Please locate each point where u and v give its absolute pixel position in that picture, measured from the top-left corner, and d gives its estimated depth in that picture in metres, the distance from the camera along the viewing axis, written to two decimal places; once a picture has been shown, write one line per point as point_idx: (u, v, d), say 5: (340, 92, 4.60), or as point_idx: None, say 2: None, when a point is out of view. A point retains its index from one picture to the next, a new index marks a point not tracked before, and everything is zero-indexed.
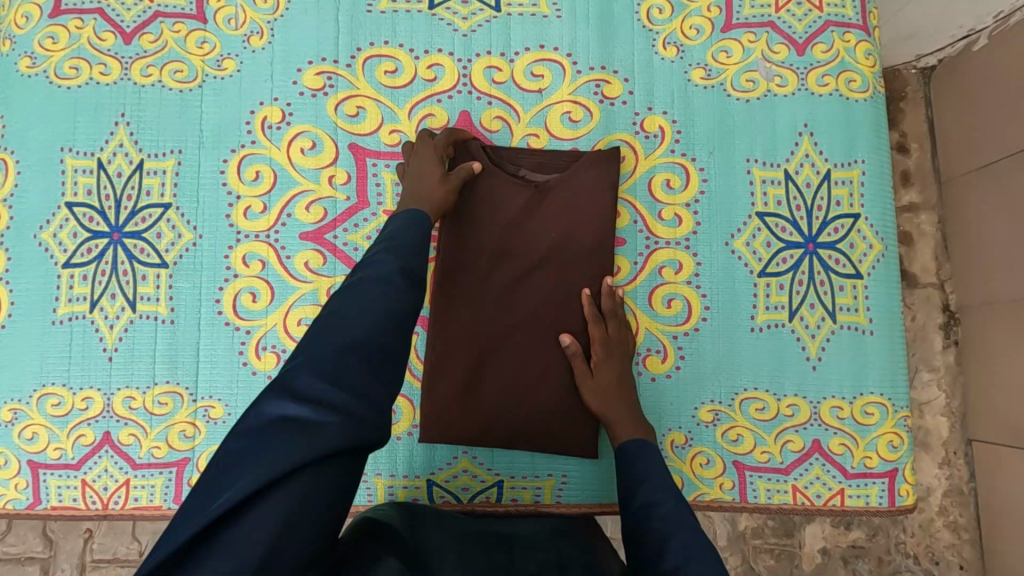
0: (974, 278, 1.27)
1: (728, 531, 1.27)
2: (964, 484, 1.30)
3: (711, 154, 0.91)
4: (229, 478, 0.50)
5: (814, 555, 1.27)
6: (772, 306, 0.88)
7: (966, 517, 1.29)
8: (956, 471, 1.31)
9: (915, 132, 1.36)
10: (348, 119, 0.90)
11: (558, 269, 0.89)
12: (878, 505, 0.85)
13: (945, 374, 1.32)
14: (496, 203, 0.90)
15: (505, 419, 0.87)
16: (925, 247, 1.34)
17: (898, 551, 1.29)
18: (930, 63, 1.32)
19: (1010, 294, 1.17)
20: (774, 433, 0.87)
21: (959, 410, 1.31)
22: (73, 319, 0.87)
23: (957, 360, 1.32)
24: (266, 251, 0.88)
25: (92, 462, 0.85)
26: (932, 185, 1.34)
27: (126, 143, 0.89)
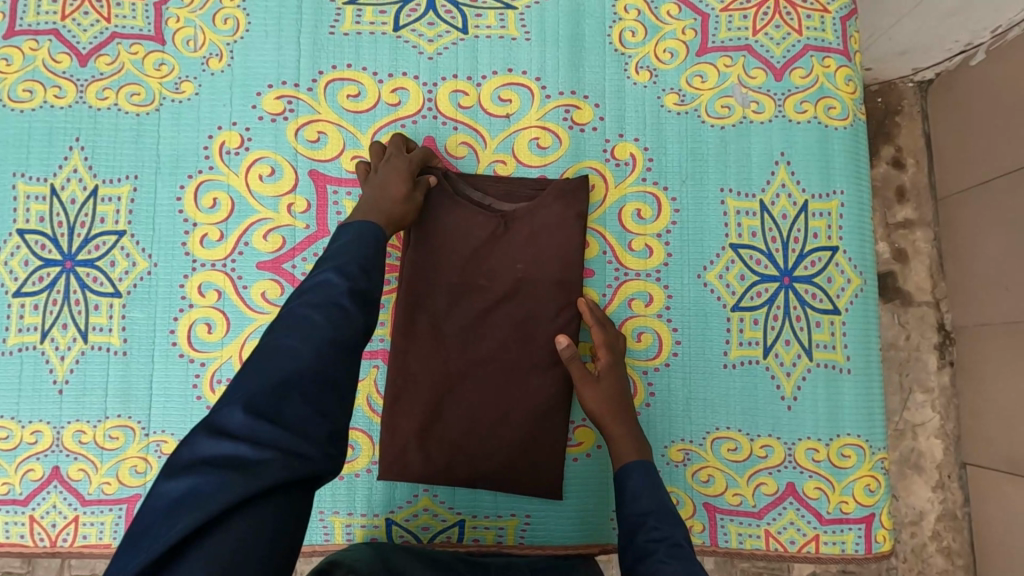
0: (972, 298, 1.22)
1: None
2: (958, 508, 1.25)
3: (683, 183, 0.87)
4: (146, 525, 0.46)
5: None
6: (746, 341, 0.85)
7: (960, 542, 1.25)
8: (950, 495, 1.26)
9: (911, 146, 1.31)
10: (309, 145, 0.87)
11: (524, 300, 0.86)
12: (854, 551, 0.82)
13: (940, 396, 1.27)
14: (460, 233, 0.87)
15: (466, 458, 0.84)
16: (919, 265, 1.29)
17: None
18: (926, 77, 1.28)
19: (1007, 316, 1.12)
20: (746, 475, 0.83)
21: (954, 432, 1.27)
22: (23, 349, 0.84)
23: (952, 381, 1.27)
24: (222, 281, 0.86)
25: (41, 497, 0.83)
26: (928, 203, 1.29)
27: (80, 168, 0.87)
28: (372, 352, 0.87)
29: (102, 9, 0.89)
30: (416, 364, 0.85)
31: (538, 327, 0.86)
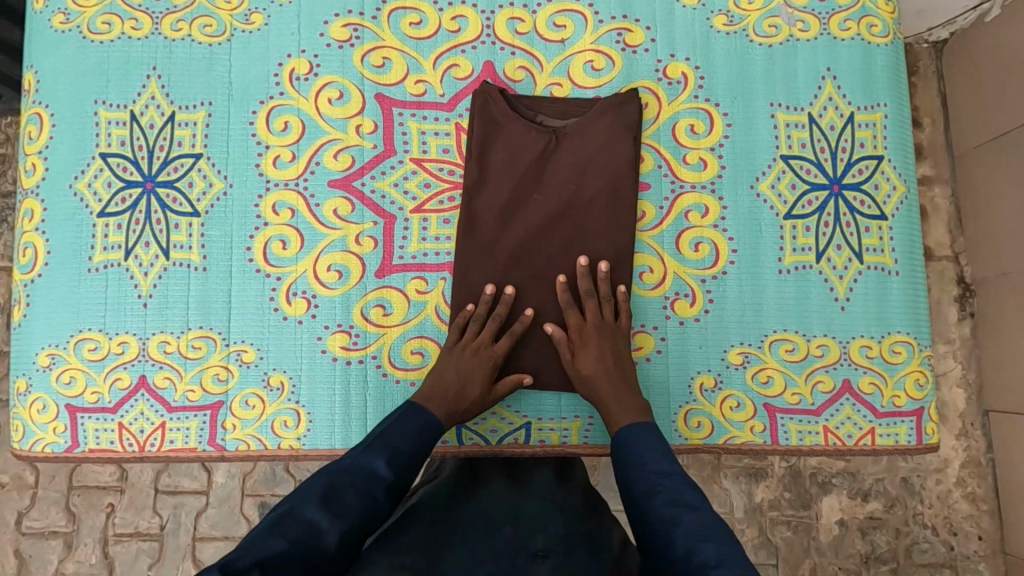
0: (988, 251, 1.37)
1: (744, 504, 1.38)
2: (981, 455, 1.40)
3: (733, 100, 0.91)
4: None
5: (831, 527, 1.37)
6: (799, 247, 0.89)
7: (984, 487, 1.39)
8: (974, 442, 1.40)
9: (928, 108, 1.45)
10: (374, 70, 0.92)
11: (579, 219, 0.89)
12: (906, 443, 0.86)
13: (961, 347, 1.42)
14: (516, 155, 0.89)
15: (523, 364, 0.88)
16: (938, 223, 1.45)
17: (916, 522, 1.39)
18: (940, 36, 1.41)
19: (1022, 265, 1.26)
20: (804, 375, 0.87)
21: (976, 382, 1.41)
22: (108, 267, 0.89)
23: (972, 333, 1.42)
24: (295, 199, 0.90)
25: (129, 405, 0.87)
26: (945, 161, 1.45)
27: (157, 95, 0.91)
28: (438, 266, 0.90)
29: None
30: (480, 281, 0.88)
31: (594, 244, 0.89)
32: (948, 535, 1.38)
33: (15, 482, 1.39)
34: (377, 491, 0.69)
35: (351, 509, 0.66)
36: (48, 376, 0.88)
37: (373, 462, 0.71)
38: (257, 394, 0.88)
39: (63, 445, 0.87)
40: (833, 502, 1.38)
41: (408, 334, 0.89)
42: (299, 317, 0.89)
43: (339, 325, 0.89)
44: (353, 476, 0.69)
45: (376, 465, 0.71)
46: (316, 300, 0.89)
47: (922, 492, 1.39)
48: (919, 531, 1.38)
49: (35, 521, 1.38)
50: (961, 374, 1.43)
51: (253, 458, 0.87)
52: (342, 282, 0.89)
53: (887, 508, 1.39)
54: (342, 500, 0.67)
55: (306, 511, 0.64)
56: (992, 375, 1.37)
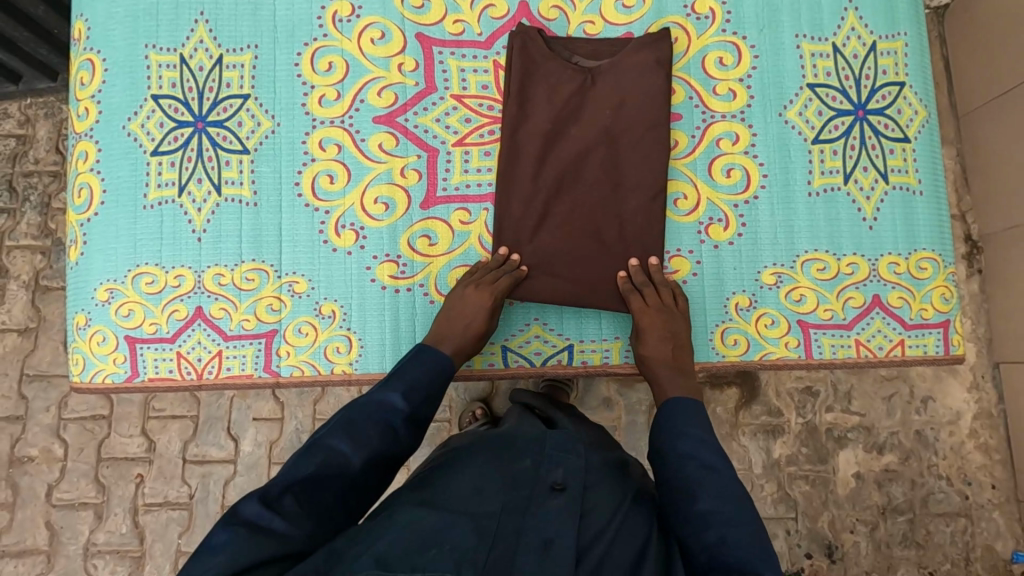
0: (993, 207, 1.41)
1: (763, 460, 1.40)
2: (993, 407, 1.43)
3: (760, 32, 0.95)
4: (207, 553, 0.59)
5: (848, 479, 1.40)
6: (827, 171, 0.92)
7: (996, 438, 1.42)
8: (985, 395, 1.44)
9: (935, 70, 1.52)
10: (414, 10, 0.95)
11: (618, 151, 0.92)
12: (934, 353, 0.90)
13: (971, 303, 1.47)
14: (556, 91, 0.92)
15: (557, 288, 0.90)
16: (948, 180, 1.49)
17: (931, 474, 1.41)
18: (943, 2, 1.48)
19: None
20: (835, 291, 0.91)
21: (986, 335, 1.45)
22: (162, 203, 0.92)
23: (981, 288, 1.46)
24: (341, 136, 0.93)
25: (186, 335, 0.90)
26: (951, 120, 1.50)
27: (206, 39, 0.94)
28: (480, 197, 0.93)
29: None
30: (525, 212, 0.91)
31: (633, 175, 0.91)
32: (962, 485, 1.41)
33: (44, 455, 1.38)
34: (395, 421, 0.74)
35: (372, 439, 0.71)
36: (107, 310, 0.91)
37: (389, 397, 0.75)
38: (310, 321, 0.91)
39: (123, 375, 0.90)
40: (849, 456, 1.41)
41: (453, 263, 0.93)
42: (347, 249, 0.92)
43: (387, 255, 0.92)
44: (372, 411, 0.73)
45: (394, 401, 0.75)
46: (364, 232, 0.92)
47: (937, 444, 1.42)
48: (934, 482, 1.41)
49: (65, 494, 1.37)
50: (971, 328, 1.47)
51: (307, 384, 0.90)
52: (389, 214, 0.92)
53: (903, 460, 1.41)
54: (365, 432, 0.71)
55: (331, 441, 0.69)
56: (1002, 325, 1.40)
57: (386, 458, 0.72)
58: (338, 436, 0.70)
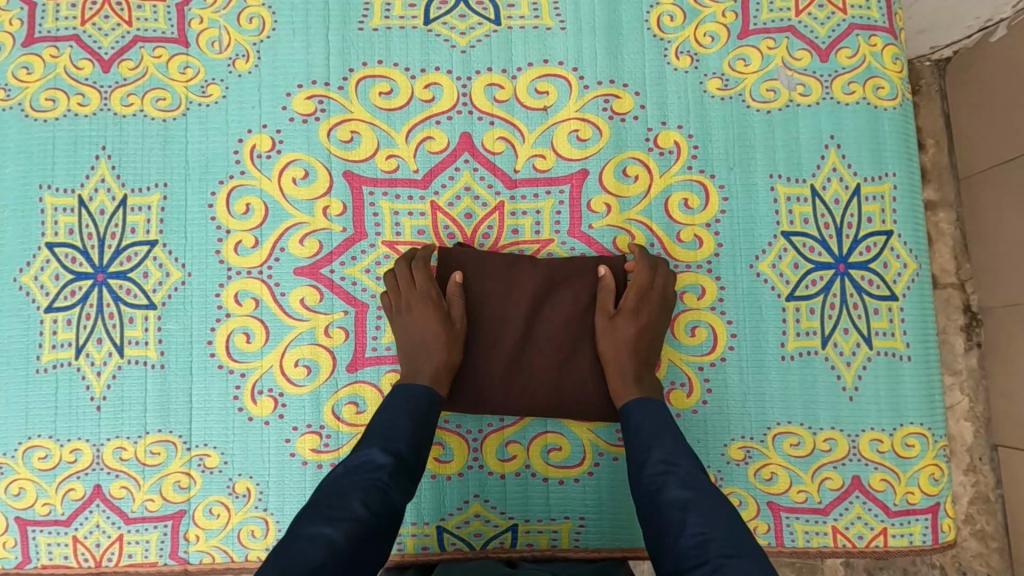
0: (995, 280, 1.17)
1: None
2: (990, 491, 1.20)
3: (731, 170, 0.85)
4: None
5: (837, 568, 1.18)
6: (803, 332, 0.83)
7: (993, 525, 1.19)
8: (982, 478, 1.21)
9: (931, 127, 1.26)
10: (342, 145, 0.85)
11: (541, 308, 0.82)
12: (922, 543, 0.80)
13: (968, 378, 1.22)
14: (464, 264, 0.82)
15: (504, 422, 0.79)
16: (943, 248, 1.24)
17: (925, 563, 1.19)
18: (945, 55, 1.23)
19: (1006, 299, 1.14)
20: (810, 471, 0.81)
21: (983, 414, 1.21)
22: (57, 366, 0.82)
23: (980, 363, 1.21)
24: (259, 289, 0.83)
25: (83, 517, 0.81)
26: (950, 183, 1.24)
27: (108, 178, 0.84)
28: None
29: (123, 12, 0.86)
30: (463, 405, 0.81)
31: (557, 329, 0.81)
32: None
33: None
34: (383, 480, 0.64)
35: (359, 510, 0.60)
36: None
37: (369, 453, 0.66)
38: (222, 501, 0.81)
39: (13, 561, 0.81)
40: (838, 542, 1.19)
41: None
42: (265, 418, 0.82)
43: (309, 425, 0.82)
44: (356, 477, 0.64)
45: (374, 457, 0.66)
46: (284, 398, 0.82)
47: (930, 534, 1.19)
48: (927, 571, 1.18)
49: None
50: (968, 407, 1.22)
51: (218, 571, 0.81)
52: (311, 378, 0.82)
53: None
54: (348, 505, 0.61)
55: (316, 530, 0.58)
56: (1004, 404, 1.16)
57: (385, 527, 0.62)
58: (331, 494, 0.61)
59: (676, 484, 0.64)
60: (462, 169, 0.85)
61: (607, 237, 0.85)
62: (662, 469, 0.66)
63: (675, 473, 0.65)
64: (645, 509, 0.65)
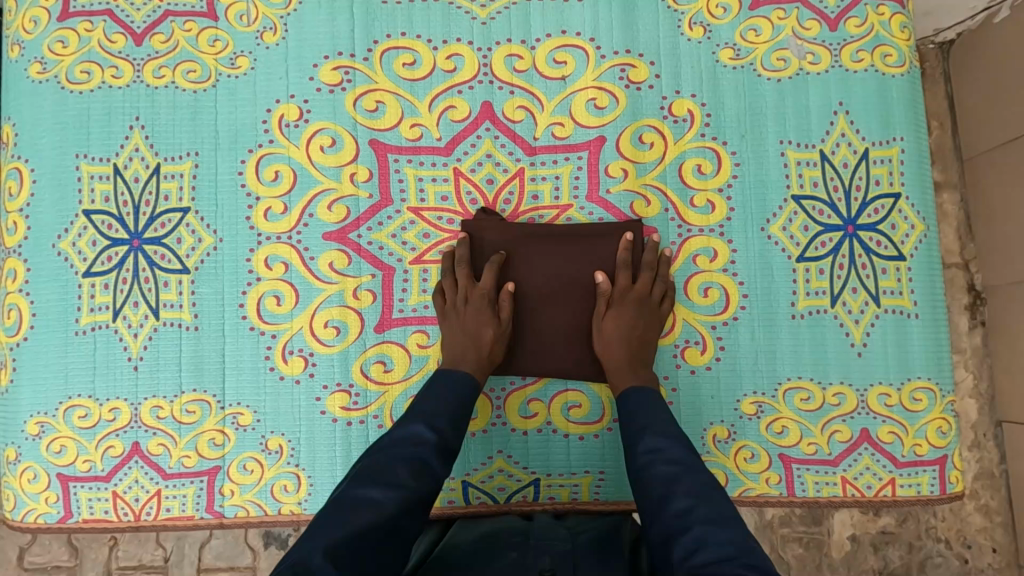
0: (998, 259, 1.19)
1: (754, 520, 1.23)
2: (994, 467, 1.23)
3: (743, 137, 0.88)
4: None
5: (844, 543, 1.22)
6: (813, 291, 0.86)
7: (997, 500, 1.22)
8: (986, 454, 1.23)
9: (935, 109, 1.29)
10: (367, 114, 0.88)
11: (561, 273, 0.85)
12: (929, 493, 0.83)
13: (972, 356, 1.25)
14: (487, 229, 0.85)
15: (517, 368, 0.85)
16: (947, 228, 1.27)
17: (929, 536, 1.23)
18: (948, 37, 1.25)
19: (1010, 277, 1.16)
20: (820, 424, 0.84)
21: (987, 392, 1.24)
22: (95, 329, 0.85)
23: (983, 341, 1.24)
24: (288, 253, 0.86)
25: (122, 473, 0.84)
26: (954, 163, 1.27)
27: (142, 147, 0.87)
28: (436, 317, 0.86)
29: None
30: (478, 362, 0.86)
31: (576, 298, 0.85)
32: (961, 548, 1.22)
33: None
34: (428, 455, 0.64)
35: (407, 479, 0.61)
36: (38, 445, 0.84)
37: (415, 428, 0.67)
38: (255, 457, 0.84)
39: (56, 515, 0.84)
40: (844, 517, 1.22)
41: (410, 390, 0.85)
42: (295, 377, 0.85)
43: (339, 384, 0.85)
44: (401, 445, 0.65)
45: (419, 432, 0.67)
46: (313, 358, 0.85)
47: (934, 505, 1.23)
48: (932, 545, 1.22)
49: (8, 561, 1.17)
50: (972, 384, 1.25)
51: (252, 524, 0.84)
52: (340, 338, 0.85)
53: (899, 522, 1.23)
54: (395, 471, 0.62)
55: (362, 492, 0.59)
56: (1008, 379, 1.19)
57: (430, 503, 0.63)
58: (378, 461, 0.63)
59: (661, 462, 0.66)
60: (483, 137, 0.88)
61: (623, 202, 0.88)
62: (653, 450, 0.67)
63: (662, 455, 0.67)
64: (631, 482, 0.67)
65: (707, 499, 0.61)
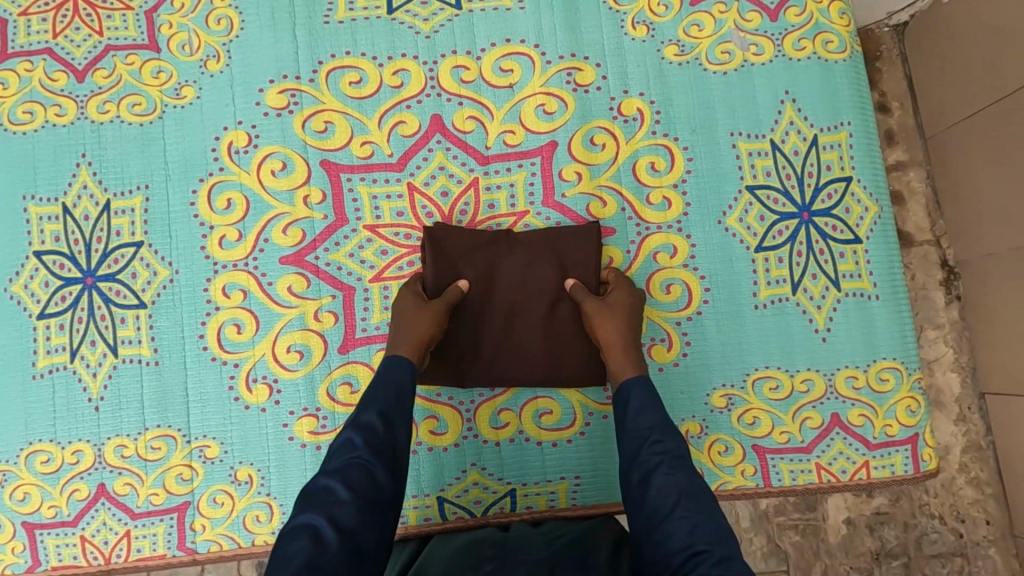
0: (969, 232, 1.20)
1: (749, 512, 1.23)
2: (982, 439, 1.23)
3: (693, 133, 0.88)
4: None
5: (839, 527, 1.22)
6: (774, 280, 0.86)
7: (987, 472, 1.23)
8: (972, 427, 1.24)
9: (895, 90, 1.30)
10: (316, 135, 0.87)
11: (528, 279, 0.85)
12: (903, 473, 0.83)
13: (951, 331, 1.25)
14: (452, 240, 0.85)
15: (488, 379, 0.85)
16: (917, 206, 1.27)
17: (923, 514, 1.23)
18: (901, 19, 1.27)
19: (983, 249, 1.17)
20: (791, 412, 0.84)
21: (969, 365, 1.25)
22: (53, 371, 0.84)
23: (961, 315, 1.25)
24: (246, 280, 0.85)
25: (89, 516, 0.82)
26: (918, 142, 1.28)
27: (90, 184, 0.86)
28: None
29: (92, 22, 0.88)
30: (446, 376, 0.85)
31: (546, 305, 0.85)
32: (955, 524, 1.22)
33: None
34: (365, 457, 0.64)
35: (343, 492, 0.61)
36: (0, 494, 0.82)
37: (348, 434, 0.66)
38: (225, 489, 0.83)
39: (23, 565, 0.82)
40: (838, 501, 1.22)
41: None
42: (261, 405, 0.84)
43: (305, 409, 0.84)
44: (335, 459, 0.65)
45: (353, 438, 0.66)
46: (278, 384, 0.84)
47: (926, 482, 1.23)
48: (926, 522, 1.22)
49: None
50: (953, 358, 1.26)
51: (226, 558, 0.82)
52: (303, 362, 0.84)
53: (893, 501, 1.23)
54: (334, 489, 0.61)
55: (298, 519, 0.59)
56: (989, 350, 1.19)
57: (379, 503, 0.62)
58: (314, 482, 0.63)
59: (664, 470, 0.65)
60: (435, 150, 0.88)
61: (580, 205, 0.88)
62: (660, 454, 0.67)
63: (669, 459, 0.66)
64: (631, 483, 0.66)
65: (709, 515, 0.60)
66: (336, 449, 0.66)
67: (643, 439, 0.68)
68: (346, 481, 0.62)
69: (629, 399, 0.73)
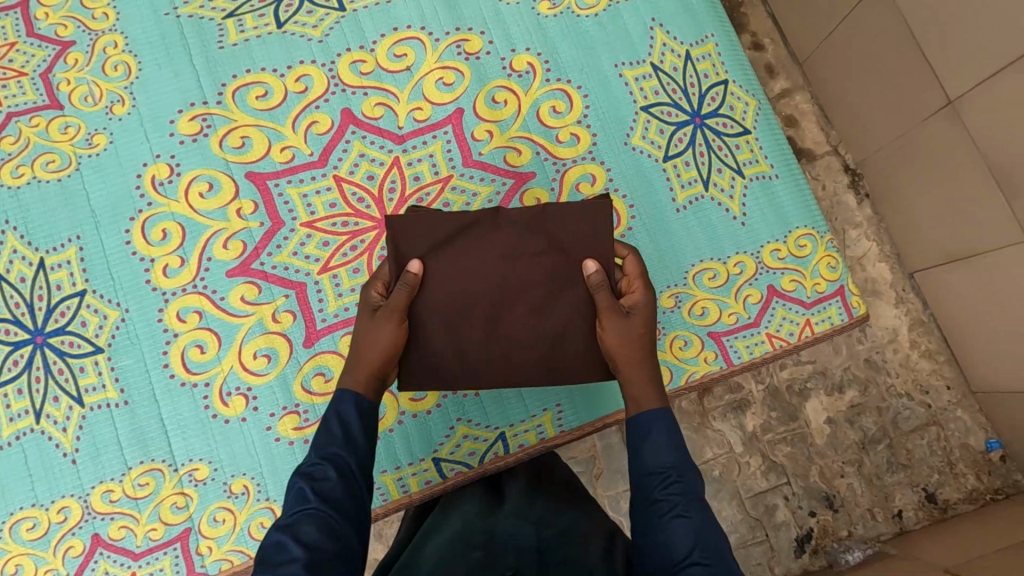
0: (859, 134, 1.35)
1: (741, 437, 1.29)
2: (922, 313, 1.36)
3: (583, 73, 0.97)
4: None
5: (823, 427, 1.30)
6: (686, 183, 0.94)
7: (935, 342, 1.35)
8: (911, 305, 1.36)
9: (764, 29, 1.46)
10: (236, 151, 0.91)
11: (513, 266, 0.79)
12: (841, 322, 0.92)
13: (869, 226, 1.39)
14: (427, 225, 0.78)
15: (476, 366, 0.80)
16: (809, 123, 1.42)
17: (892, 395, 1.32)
18: None
19: (874, 144, 1.31)
20: (733, 293, 0.92)
21: (892, 252, 1.38)
22: (21, 437, 0.83)
23: (873, 210, 1.39)
24: (198, 300, 0.87)
25: (89, 570, 0.81)
26: (795, 68, 1.43)
27: (20, 246, 0.87)
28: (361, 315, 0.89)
29: None
30: (433, 364, 0.80)
31: (537, 288, 0.80)
32: (921, 396, 1.33)
33: None
34: (318, 506, 0.63)
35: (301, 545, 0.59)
36: None
37: (297, 487, 0.65)
38: (224, 506, 0.83)
39: None
40: (815, 403, 1.30)
41: None
42: (240, 415, 0.85)
43: (285, 408, 0.86)
44: (289, 515, 0.63)
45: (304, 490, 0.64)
46: (253, 392, 0.86)
47: (887, 365, 1.33)
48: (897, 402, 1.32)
49: None
50: (878, 250, 1.39)
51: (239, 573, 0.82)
52: (273, 364, 0.87)
53: (863, 391, 1.32)
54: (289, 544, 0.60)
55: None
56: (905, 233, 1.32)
57: (340, 551, 0.61)
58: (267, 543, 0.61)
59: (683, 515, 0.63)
60: (352, 141, 0.93)
61: (497, 158, 0.94)
62: (676, 494, 0.65)
63: (685, 496, 0.65)
64: (647, 521, 0.64)
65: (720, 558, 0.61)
66: (290, 503, 0.64)
67: (659, 476, 0.66)
68: (301, 534, 0.60)
69: (649, 432, 0.69)
